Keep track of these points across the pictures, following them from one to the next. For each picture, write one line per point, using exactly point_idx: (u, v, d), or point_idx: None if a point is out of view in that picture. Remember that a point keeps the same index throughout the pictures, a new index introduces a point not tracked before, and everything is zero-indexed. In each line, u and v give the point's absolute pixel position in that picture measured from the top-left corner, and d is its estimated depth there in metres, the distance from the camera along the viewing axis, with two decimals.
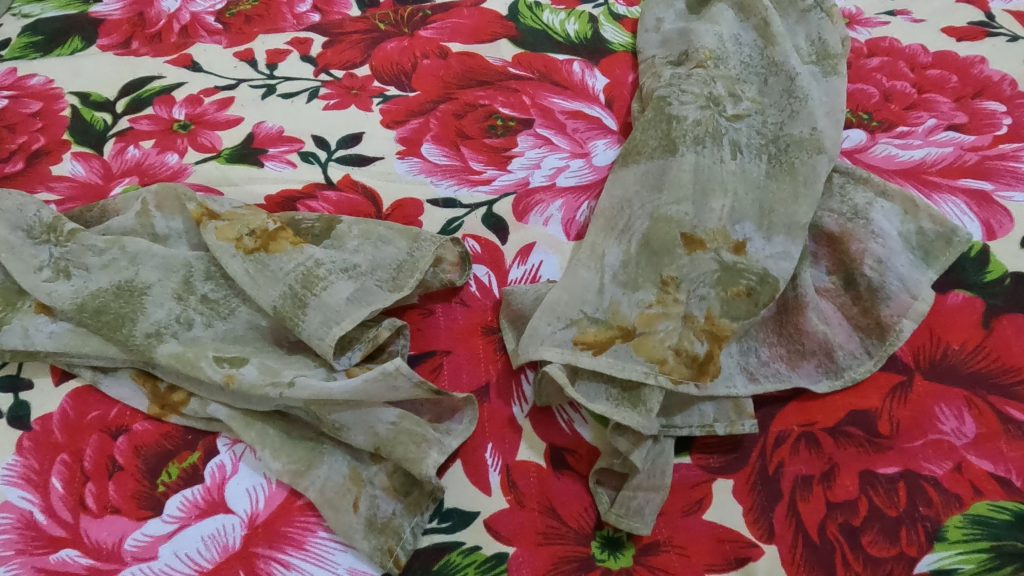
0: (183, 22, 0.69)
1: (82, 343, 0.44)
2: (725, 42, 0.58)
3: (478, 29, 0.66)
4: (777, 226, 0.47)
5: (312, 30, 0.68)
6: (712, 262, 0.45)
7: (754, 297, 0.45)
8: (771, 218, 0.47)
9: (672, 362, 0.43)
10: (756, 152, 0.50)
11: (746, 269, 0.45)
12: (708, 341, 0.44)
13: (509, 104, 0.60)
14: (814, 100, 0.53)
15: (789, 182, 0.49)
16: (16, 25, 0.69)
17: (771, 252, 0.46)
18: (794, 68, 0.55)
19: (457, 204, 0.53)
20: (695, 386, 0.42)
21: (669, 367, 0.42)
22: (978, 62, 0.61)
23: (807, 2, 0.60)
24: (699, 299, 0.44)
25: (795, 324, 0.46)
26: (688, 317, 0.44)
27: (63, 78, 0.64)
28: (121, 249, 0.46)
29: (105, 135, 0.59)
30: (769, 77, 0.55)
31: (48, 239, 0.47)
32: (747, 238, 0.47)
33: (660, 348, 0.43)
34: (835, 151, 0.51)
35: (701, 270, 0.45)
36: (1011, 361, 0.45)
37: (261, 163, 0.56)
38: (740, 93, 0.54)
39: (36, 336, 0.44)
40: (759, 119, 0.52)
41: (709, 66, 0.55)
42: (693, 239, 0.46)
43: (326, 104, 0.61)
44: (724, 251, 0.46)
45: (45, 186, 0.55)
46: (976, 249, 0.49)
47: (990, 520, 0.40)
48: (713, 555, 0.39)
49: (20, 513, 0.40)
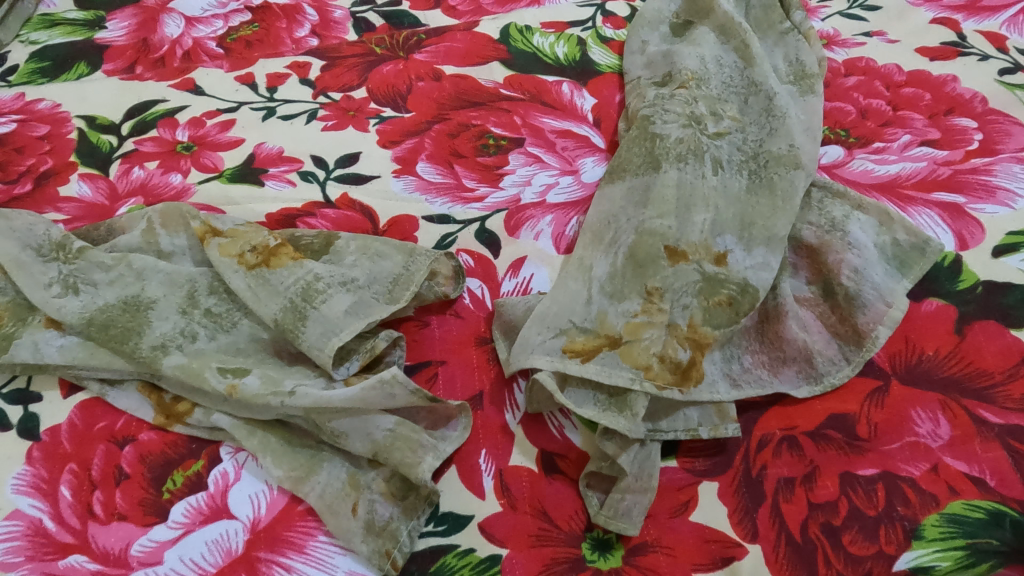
0: (186, 48, 0.72)
1: (90, 356, 0.46)
2: (707, 63, 0.60)
3: (470, 52, 0.69)
4: (757, 238, 0.49)
5: (311, 54, 0.70)
6: (694, 273, 0.47)
7: (735, 306, 0.47)
8: (752, 230, 0.50)
9: (657, 368, 0.44)
10: (736, 168, 0.53)
11: (727, 279, 0.47)
12: (691, 348, 0.45)
13: (500, 124, 0.62)
14: (792, 117, 0.55)
15: (768, 197, 0.51)
16: (24, 51, 0.72)
17: (752, 263, 0.48)
18: (772, 87, 0.57)
19: (451, 220, 0.55)
20: (680, 392, 0.44)
21: (654, 373, 0.44)
22: (950, 80, 0.63)
23: (786, 26, 0.63)
24: (682, 308, 0.46)
25: (775, 332, 0.48)
26: (672, 326, 0.46)
27: (69, 102, 0.66)
28: (127, 266, 0.48)
29: (111, 157, 0.61)
30: (749, 96, 0.58)
31: (57, 257, 0.49)
32: (728, 250, 0.49)
33: (645, 355, 0.45)
34: (812, 166, 0.53)
35: (684, 280, 0.47)
36: (983, 365, 0.47)
37: (262, 182, 0.58)
38: (721, 112, 0.56)
39: (46, 350, 0.46)
40: (739, 136, 0.55)
41: (691, 87, 0.58)
42: (676, 251, 0.48)
43: (324, 125, 0.63)
44: (706, 263, 0.48)
45: (53, 207, 0.57)
46: (949, 259, 0.52)
47: (965, 518, 0.41)
48: (700, 555, 0.41)
49: (30, 520, 0.42)
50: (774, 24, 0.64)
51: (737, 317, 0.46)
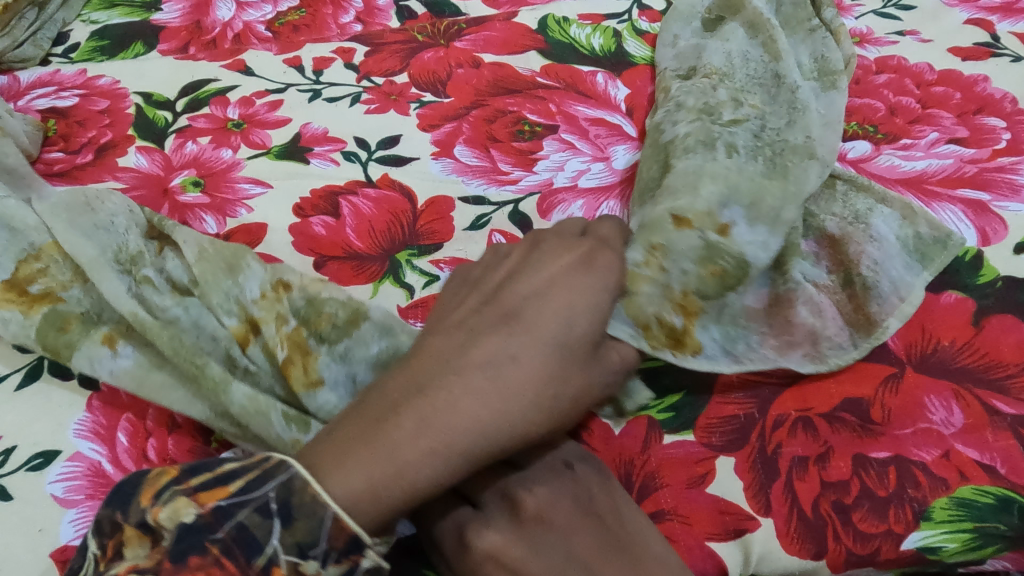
0: (237, 31, 0.75)
1: (145, 381, 0.46)
2: (732, 58, 0.62)
3: (508, 41, 0.71)
4: (762, 217, 0.50)
5: (356, 40, 0.73)
6: (696, 239, 0.49)
7: (727, 277, 0.48)
8: (760, 208, 0.51)
9: (654, 330, 0.46)
10: (752, 153, 0.54)
11: (726, 250, 0.49)
12: (683, 315, 0.47)
13: (535, 111, 0.64)
14: (812, 111, 0.57)
15: (781, 181, 0.52)
16: (85, 30, 0.76)
17: (753, 239, 0.50)
18: (795, 81, 0.59)
19: (486, 202, 0.58)
20: (673, 355, 0.47)
21: (651, 334, 0.46)
22: (981, 80, 0.64)
23: (814, 24, 0.65)
24: (680, 272, 0.48)
25: (784, 316, 0.48)
26: (667, 288, 0.48)
27: (128, 78, 0.69)
28: (184, 308, 0.49)
29: (166, 131, 0.64)
30: (772, 88, 0.60)
31: (127, 272, 0.50)
32: (733, 222, 0.50)
33: (645, 313, 0.46)
34: (827, 158, 0.55)
35: (687, 244, 0.49)
36: (998, 357, 0.48)
37: (308, 160, 0.61)
38: (742, 101, 0.58)
39: (100, 367, 0.47)
40: (759, 123, 0.57)
41: (715, 79, 0.60)
42: (681, 219, 0.49)
43: (367, 108, 0.66)
44: (709, 231, 0.49)
45: (113, 176, 0.60)
46: (970, 254, 0.53)
47: (973, 502, 0.43)
48: (714, 526, 0.43)
49: (90, 462, 0.45)
50: (802, 21, 0.66)
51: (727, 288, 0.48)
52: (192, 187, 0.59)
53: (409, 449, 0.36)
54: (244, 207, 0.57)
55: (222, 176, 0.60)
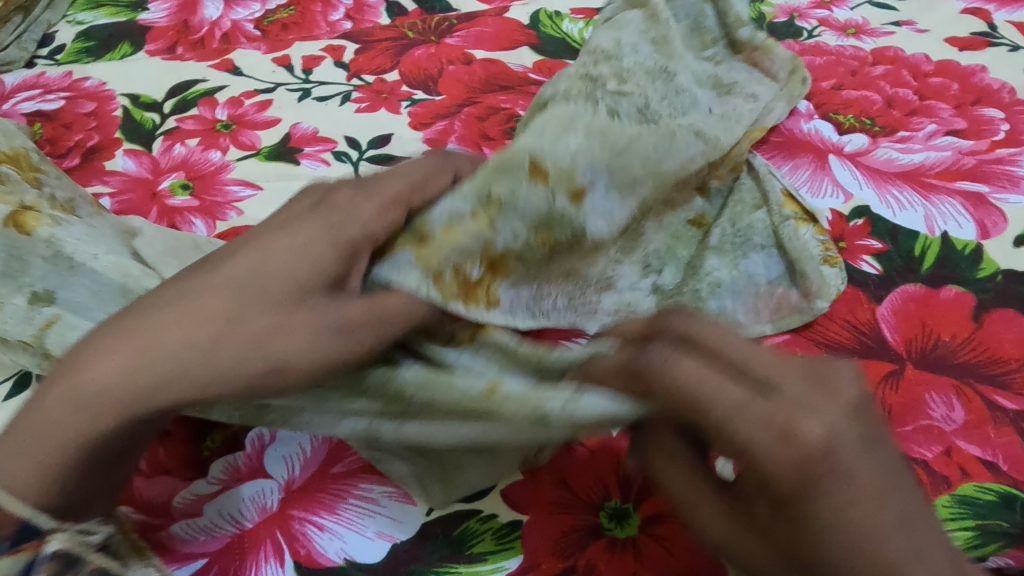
0: (224, 30, 0.74)
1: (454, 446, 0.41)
2: (623, 45, 0.58)
3: (500, 36, 0.71)
4: (617, 183, 0.47)
5: (345, 37, 0.72)
6: (542, 200, 0.44)
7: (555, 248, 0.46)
8: (628, 181, 0.48)
9: (447, 277, 0.43)
10: (634, 120, 0.50)
11: (569, 220, 0.45)
12: (483, 268, 0.44)
13: (528, 107, 0.63)
14: (694, 113, 0.55)
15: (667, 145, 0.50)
16: (71, 31, 0.75)
17: (601, 208, 0.47)
18: (681, 82, 0.57)
19: None
20: (464, 307, 0.43)
21: (442, 283, 0.42)
22: (979, 71, 0.64)
23: (712, 36, 0.64)
24: (510, 232, 0.44)
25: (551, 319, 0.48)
26: (489, 242, 0.44)
27: (114, 80, 0.68)
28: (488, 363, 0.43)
29: (154, 133, 0.63)
30: (661, 79, 0.56)
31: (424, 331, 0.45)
32: (590, 185, 0.46)
33: (441, 261, 0.42)
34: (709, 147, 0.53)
35: (530, 200, 0.44)
36: (999, 352, 0.47)
37: (298, 161, 0.60)
38: (627, 78, 0.54)
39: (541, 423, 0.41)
40: (643, 99, 0.53)
41: (612, 59, 0.56)
42: (537, 167, 0.44)
43: (358, 107, 0.65)
44: (560, 195, 0.45)
45: (101, 181, 0.59)
46: (970, 248, 0.52)
47: (976, 500, 0.42)
48: None
49: None
50: (704, 40, 0.64)
51: (462, 242, 0.43)
52: (181, 191, 0.58)
53: (69, 391, 0.35)
54: (234, 209, 0.57)
55: (211, 178, 0.59)
